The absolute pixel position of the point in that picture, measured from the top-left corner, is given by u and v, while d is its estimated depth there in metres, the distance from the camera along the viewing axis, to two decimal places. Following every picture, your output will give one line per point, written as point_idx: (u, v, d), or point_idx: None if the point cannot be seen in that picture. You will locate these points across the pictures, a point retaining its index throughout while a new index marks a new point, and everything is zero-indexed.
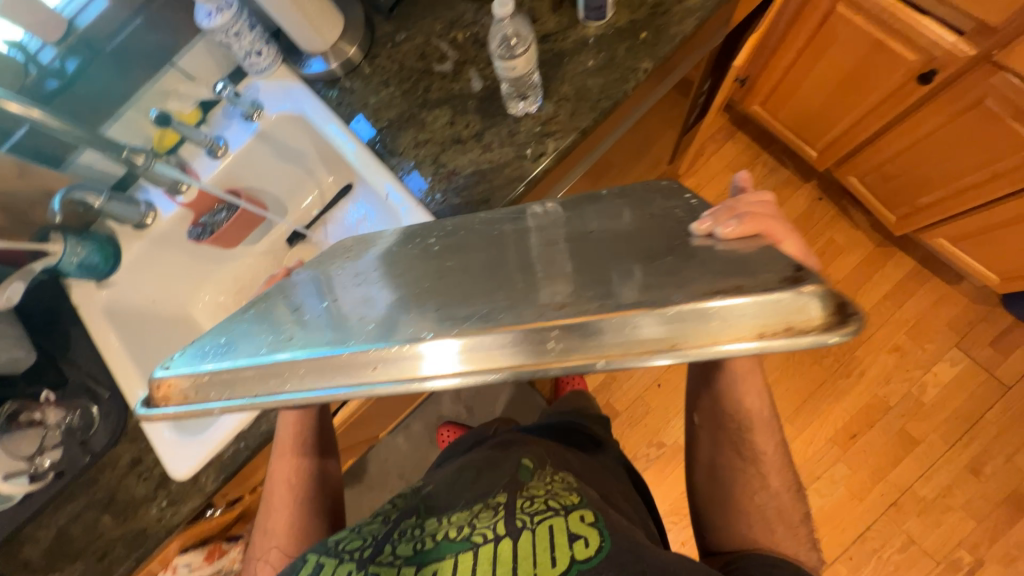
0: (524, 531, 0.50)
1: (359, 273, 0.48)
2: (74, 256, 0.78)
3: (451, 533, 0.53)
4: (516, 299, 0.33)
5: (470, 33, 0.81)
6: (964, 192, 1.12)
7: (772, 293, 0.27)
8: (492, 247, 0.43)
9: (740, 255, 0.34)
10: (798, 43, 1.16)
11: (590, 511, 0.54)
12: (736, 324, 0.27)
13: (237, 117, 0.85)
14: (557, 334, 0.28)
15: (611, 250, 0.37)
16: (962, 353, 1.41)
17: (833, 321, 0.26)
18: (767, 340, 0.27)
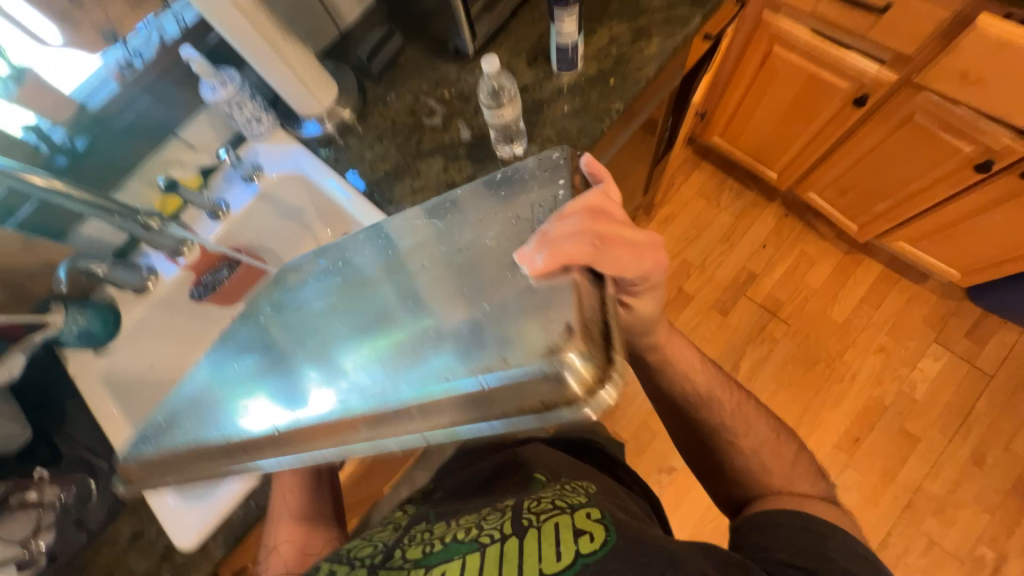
0: (531, 530, 0.52)
1: (286, 325, 0.61)
2: (74, 325, 0.78)
3: (459, 535, 0.55)
4: (362, 380, 0.46)
5: (455, 89, 0.89)
6: (914, 197, 1.22)
7: (525, 378, 0.36)
8: (379, 290, 0.54)
9: (543, 294, 0.40)
10: (745, 79, 1.30)
11: (596, 509, 0.56)
12: (501, 404, 0.38)
13: (237, 180, 0.90)
14: (373, 423, 0.42)
15: (460, 283, 0.47)
16: (942, 347, 1.47)
17: (589, 389, 0.35)
18: (525, 412, 0.37)
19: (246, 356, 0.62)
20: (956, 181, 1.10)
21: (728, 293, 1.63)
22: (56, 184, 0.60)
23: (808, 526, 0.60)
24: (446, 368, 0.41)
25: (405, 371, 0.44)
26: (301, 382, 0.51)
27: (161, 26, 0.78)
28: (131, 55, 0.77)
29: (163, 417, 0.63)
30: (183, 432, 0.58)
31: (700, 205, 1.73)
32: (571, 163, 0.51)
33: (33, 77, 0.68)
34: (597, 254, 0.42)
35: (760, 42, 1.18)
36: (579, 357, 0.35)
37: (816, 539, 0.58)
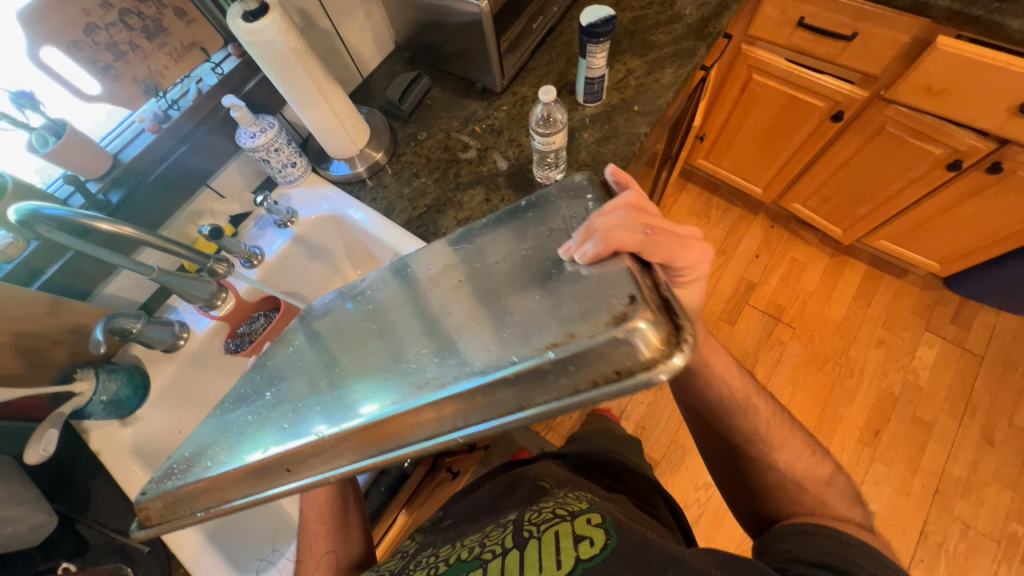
0: (531, 540, 0.55)
1: (306, 347, 0.57)
2: (106, 393, 0.72)
3: (462, 555, 0.59)
4: (398, 378, 0.42)
5: (486, 124, 0.93)
6: (893, 198, 1.34)
7: (595, 341, 0.33)
8: (408, 294, 0.50)
9: (600, 275, 0.38)
10: (727, 104, 1.42)
11: (596, 514, 0.56)
12: (569, 376, 0.35)
13: (271, 225, 0.88)
14: (419, 419, 0.39)
15: (500, 276, 0.43)
16: (934, 335, 1.58)
17: (661, 355, 0.33)
18: (599, 385, 0.34)
19: (286, 371, 0.56)
20: (930, 181, 1.22)
21: (732, 304, 1.69)
22: (126, 230, 0.55)
23: (832, 536, 0.57)
24: (496, 356, 0.38)
25: (456, 363, 0.40)
26: (332, 393, 0.46)
27: (197, 77, 0.77)
28: (168, 106, 0.75)
29: (190, 450, 0.54)
30: (212, 459, 0.50)
31: (692, 223, 1.82)
32: (595, 185, 0.48)
33: (73, 132, 0.65)
34: (647, 242, 0.42)
35: (739, 72, 1.32)
36: (648, 324, 0.33)
37: (839, 545, 0.56)
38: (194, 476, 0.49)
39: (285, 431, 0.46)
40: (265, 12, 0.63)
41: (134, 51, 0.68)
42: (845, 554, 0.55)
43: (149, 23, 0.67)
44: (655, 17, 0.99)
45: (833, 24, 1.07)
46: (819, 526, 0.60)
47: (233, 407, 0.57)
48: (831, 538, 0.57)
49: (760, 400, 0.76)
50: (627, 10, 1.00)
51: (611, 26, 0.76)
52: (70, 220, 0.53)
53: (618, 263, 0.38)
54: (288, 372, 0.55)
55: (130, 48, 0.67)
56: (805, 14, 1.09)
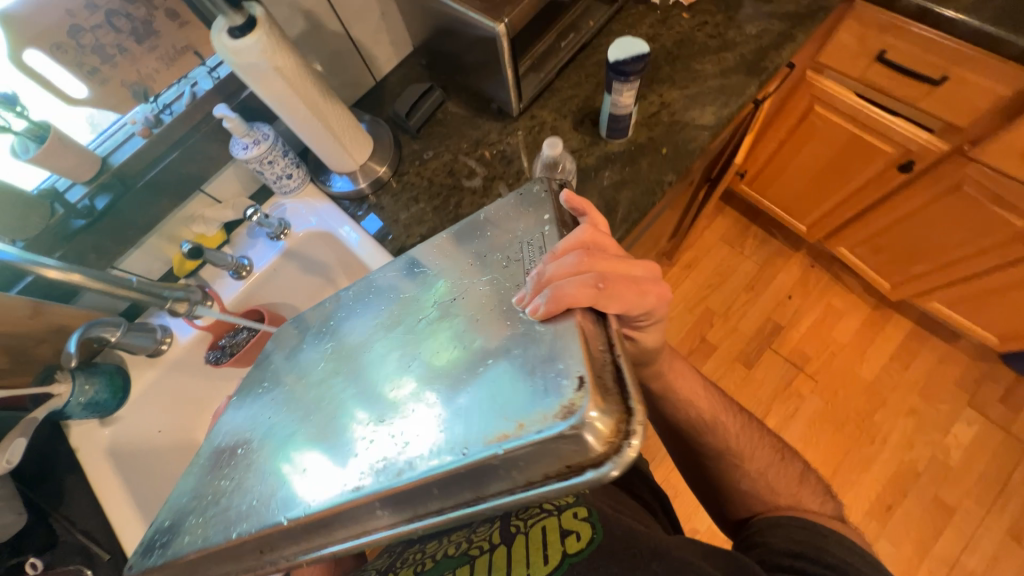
0: (519, 536, 0.52)
1: (271, 397, 0.54)
2: (82, 395, 0.72)
3: (448, 550, 0.54)
4: (355, 452, 0.40)
5: (496, 150, 0.85)
6: (957, 263, 1.18)
7: (545, 436, 0.32)
8: (371, 339, 0.48)
9: (542, 346, 0.36)
10: (781, 132, 1.27)
11: (582, 507, 0.54)
12: (523, 468, 0.33)
13: (262, 236, 0.85)
14: (382, 505, 0.37)
15: (458, 329, 0.42)
16: (976, 412, 1.42)
17: (609, 448, 0.32)
18: (548, 480, 0.33)
19: (251, 433, 0.52)
20: (1006, 253, 1.06)
21: (753, 346, 1.58)
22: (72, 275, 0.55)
23: (804, 525, 0.56)
24: (450, 441, 0.35)
25: (410, 441, 0.37)
26: (297, 459, 0.44)
27: (193, 80, 0.73)
28: (160, 109, 0.72)
29: (168, 519, 0.52)
30: (190, 537, 0.47)
31: (723, 252, 1.69)
32: (554, 196, 0.48)
33: (57, 137, 0.63)
34: (601, 294, 0.39)
35: (798, 102, 1.17)
36: (598, 414, 0.32)
37: (814, 534, 0.54)
38: (175, 555, 0.47)
39: (258, 502, 0.44)
40: (252, 28, 0.58)
41: (124, 54, 0.64)
42: (819, 541, 0.53)
43: (139, 25, 0.63)
44: (704, 41, 0.87)
45: (919, 63, 0.92)
46: (787, 515, 0.58)
47: (206, 464, 0.54)
48: (803, 528, 0.55)
49: (728, 415, 0.69)
50: (672, 31, 0.89)
51: (644, 65, 0.66)
52: (13, 263, 0.51)
53: (569, 322, 0.37)
54: (256, 429, 0.52)
55: (118, 51, 0.63)
56: (889, 47, 0.94)
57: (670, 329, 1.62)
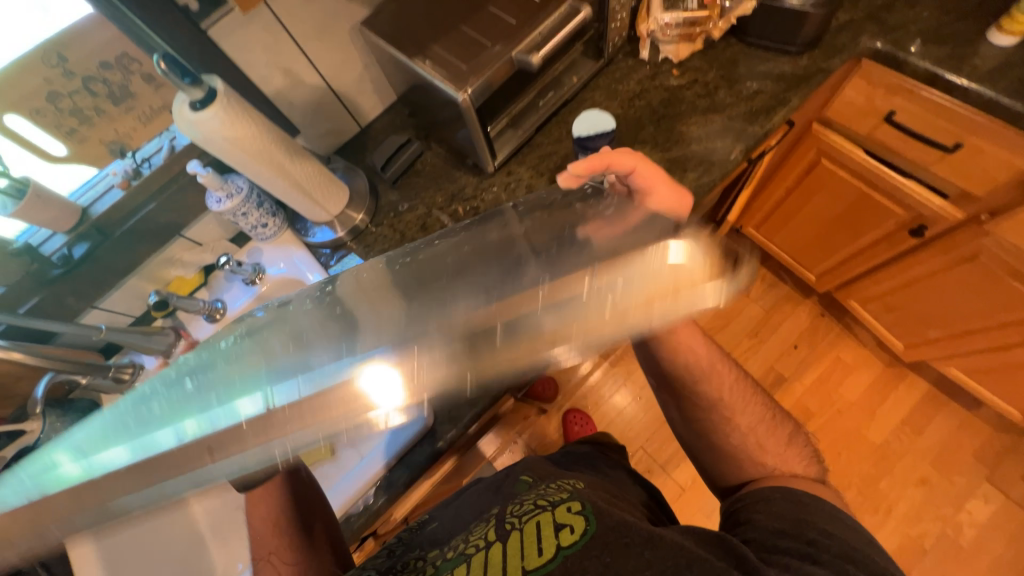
0: (513, 532, 0.54)
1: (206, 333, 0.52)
2: (53, 433, 0.75)
3: (448, 553, 0.57)
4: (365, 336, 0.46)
5: (470, 207, 0.84)
6: (975, 333, 1.09)
7: (653, 262, 0.44)
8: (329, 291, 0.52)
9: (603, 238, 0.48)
10: (787, 182, 1.20)
11: (576, 501, 0.56)
12: (630, 293, 0.43)
13: (238, 281, 0.87)
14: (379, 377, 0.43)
15: (480, 263, 0.50)
16: (995, 489, 1.31)
17: (718, 273, 0.44)
18: (652, 301, 0.43)
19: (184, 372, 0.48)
20: None
21: None
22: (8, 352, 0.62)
23: (788, 498, 0.57)
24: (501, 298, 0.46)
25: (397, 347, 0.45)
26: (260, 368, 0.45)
27: (173, 134, 0.76)
28: (139, 164, 0.74)
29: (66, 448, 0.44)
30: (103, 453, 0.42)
31: None
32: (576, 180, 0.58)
33: (35, 193, 0.65)
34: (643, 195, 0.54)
35: (803, 154, 1.10)
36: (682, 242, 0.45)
37: (799, 511, 0.55)
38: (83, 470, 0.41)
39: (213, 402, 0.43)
40: (213, 101, 0.59)
41: (101, 115, 0.67)
42: (805, 518, 0.54)
43: (115, 89, 0.66)
44: (693, 101, 0.84)
45: (930, 128, 0.85)
46: (777, 489, 0.59)
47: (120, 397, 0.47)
48: (792, 501, 0.56)
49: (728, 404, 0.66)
50: (660, 89, 0.86)
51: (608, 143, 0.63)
52: None
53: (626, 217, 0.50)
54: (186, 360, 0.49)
55: (95, 113, 0.66)
56: (897, 109, 0.87)
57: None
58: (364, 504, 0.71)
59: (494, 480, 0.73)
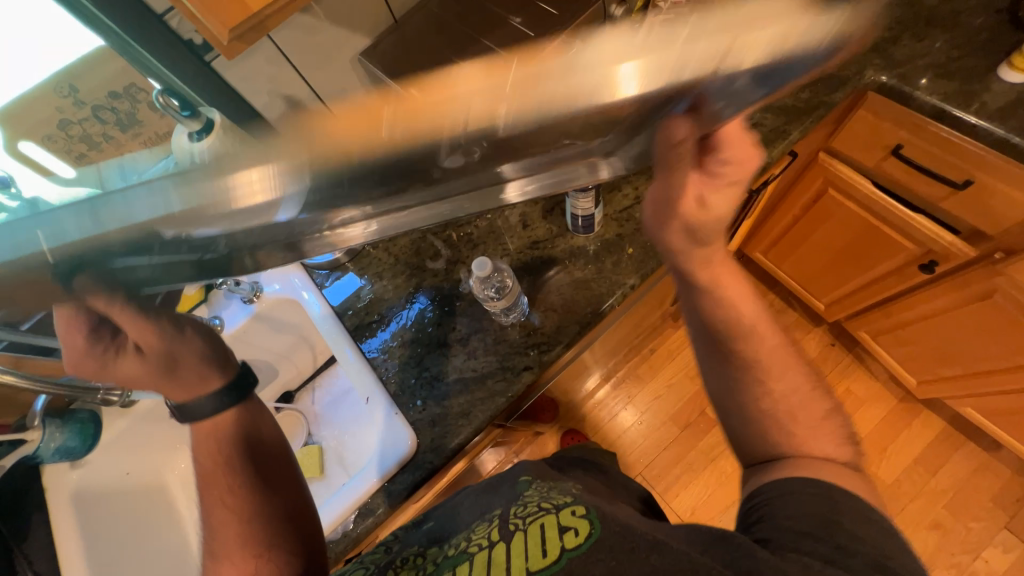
0: (517, 532, 0.49)
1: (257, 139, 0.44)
2: (52, 442, 0.77)
3: (450, 553, 0.53)
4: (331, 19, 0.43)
5: (463, 233, 0.84)
6: (990, 374, 1.04)
7: None
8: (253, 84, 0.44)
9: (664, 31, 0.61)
10: (794, 210, 1.17)
11: (581, 506, 0.50)
12: None
13: (237, 299, 0.89)
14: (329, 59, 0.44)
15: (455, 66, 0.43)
16: (1013, 538, 1.24)
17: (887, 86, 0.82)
18: None
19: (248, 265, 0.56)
20: None
21: None
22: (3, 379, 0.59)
23: (817, 491, 0.48)
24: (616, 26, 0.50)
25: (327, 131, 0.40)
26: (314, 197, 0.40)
27: None
28: None
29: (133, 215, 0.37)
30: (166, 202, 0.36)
31: None
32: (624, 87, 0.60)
33: None
34: None
35: (810, 184, 1.08)
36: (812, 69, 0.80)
37: (827, 509, 0.46)
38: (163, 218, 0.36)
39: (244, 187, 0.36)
40: (210, 132, 0.61)
41: (109, 141, 0.71)
42: (833, 517, 0.46)
43: (122, 116, 0.69)
44: None
45: (939, 164, 0.83)
46: (800, 476, 0.50)
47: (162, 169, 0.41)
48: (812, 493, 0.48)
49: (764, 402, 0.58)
50: None
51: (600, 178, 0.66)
52: None
53: None
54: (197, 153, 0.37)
55: (103, 139, 0.70)
56: (904, 142, 0.85)
57: (666, 398, 1.52)
58: (344, 530, 0.71)
59: (491, 480, 0.66)
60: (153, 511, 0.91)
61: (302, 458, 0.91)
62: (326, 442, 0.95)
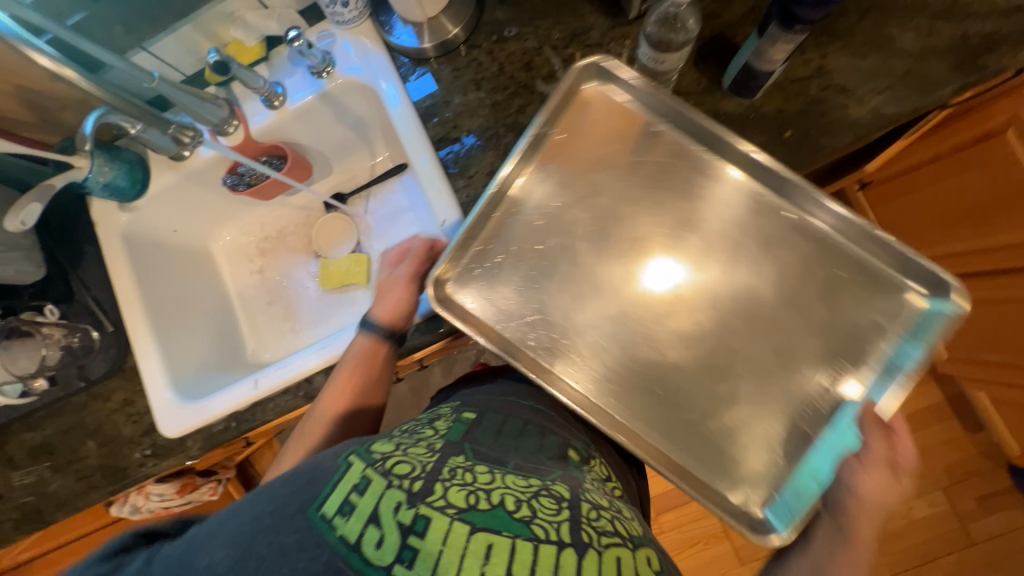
0: (591, 551, 0.42)
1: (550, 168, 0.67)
2: (101, 176, 0.72)
3: (509, 504, 0.43)
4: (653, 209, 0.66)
5: (590, 56, 0.69)
6: None
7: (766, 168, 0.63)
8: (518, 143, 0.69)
9: None
10: (940, 148, 0.96)
11: (657, 556, 0.46)
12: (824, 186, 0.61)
13: (303, 67, 0.76)
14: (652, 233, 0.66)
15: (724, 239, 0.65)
16: (944, 499, 1.25)
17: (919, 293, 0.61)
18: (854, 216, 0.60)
19: (494, 226, 0.67)
20: None
21: None
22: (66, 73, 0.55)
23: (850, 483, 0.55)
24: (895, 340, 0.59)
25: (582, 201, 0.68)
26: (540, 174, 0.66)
27: None
28: None
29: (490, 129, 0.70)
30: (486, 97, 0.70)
31: None
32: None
33: None
34: None
35: (951, 135, 0.93)
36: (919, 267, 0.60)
37: None
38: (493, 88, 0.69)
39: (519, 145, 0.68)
40: None
41: None
42: None
43: None
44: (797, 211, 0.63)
45: None
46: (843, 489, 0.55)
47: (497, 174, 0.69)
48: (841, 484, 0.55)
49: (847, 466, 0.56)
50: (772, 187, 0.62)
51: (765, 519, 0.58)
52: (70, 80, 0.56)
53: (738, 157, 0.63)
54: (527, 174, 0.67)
55: None
56: None
57: None
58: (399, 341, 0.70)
59: (546, 418, 0.59)
60: (199, 270, 0.91)
61: (349, 264, 0.90)
62: (374, 254, 0.92)
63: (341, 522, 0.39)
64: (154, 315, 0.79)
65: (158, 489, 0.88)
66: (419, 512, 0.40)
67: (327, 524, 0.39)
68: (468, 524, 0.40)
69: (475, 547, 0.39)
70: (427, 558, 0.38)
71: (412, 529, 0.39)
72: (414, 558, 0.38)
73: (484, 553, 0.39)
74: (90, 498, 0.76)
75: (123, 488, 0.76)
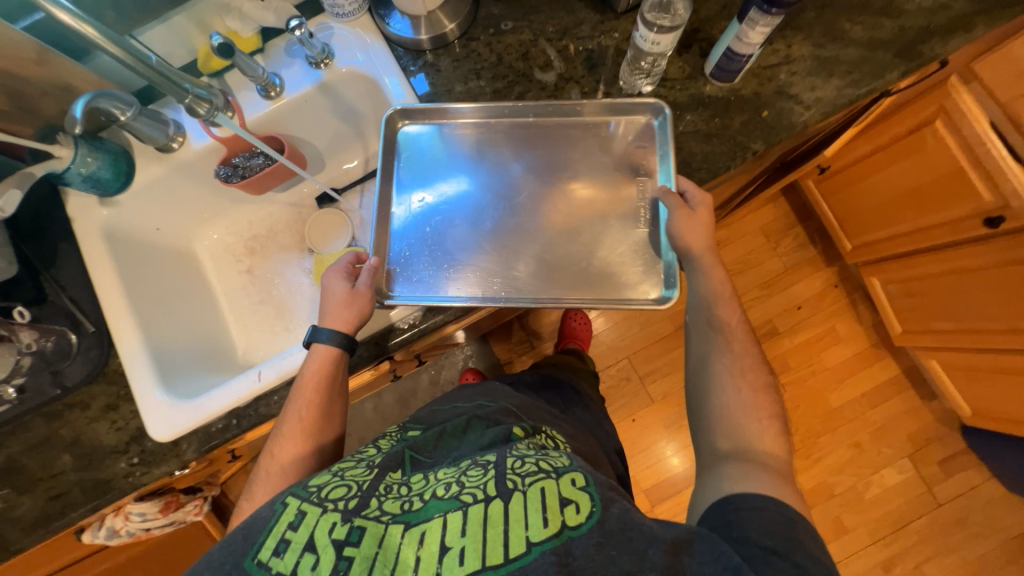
0: (515, 492, 0.41)
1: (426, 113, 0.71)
2: (83, 167, 0.69)
3: (439, 491, 0.43)
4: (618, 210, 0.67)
5: (582, 48, 0.74)
6: (982, 332, 1.05)
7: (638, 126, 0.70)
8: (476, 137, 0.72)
9: None
10: (881, 139, 1.08)
11: (581, 474, 0.44)
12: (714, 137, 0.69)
13: (302, 59, 0.76)
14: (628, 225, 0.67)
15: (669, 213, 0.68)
16: (911, 465, 1.34)
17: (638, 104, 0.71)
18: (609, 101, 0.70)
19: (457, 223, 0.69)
20: None
21: None
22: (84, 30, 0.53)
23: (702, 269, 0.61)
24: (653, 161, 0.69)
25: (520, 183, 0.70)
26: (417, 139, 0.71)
27: None
28: None
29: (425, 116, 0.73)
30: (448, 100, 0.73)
31: (756, 243, 1.48)
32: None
33: None
34: None
35: (889, 129, 1.05)
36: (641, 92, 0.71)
37: None
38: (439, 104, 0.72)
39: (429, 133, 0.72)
40: None
41: None
42: None
43: None
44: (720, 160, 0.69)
45: None
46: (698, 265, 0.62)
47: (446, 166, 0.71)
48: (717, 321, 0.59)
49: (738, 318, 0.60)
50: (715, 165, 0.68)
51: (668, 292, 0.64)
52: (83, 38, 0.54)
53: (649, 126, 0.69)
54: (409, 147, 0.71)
55: None
56: None
57: None
58: (410, 322, 0.68)
59: (501, 409, 0.59)
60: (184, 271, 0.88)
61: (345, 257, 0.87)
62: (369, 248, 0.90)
63: (277, 562, 0.39)
64: (140, 314, 0.75)
65: (139, 508, 0.81)
66: (353, 525, 0.40)
67: (263, 568, 0.39)
68: (401, 526, 0.40)
69: (410, 539, 0.39)
70: (362, 562, 0.38)
71: (346, 542, 0.39)
72: (350, 566, 0.38)
73: (418, 540, 0.39)
74: (66, 518, 0.68)
75: (105, 503, 0.69)
